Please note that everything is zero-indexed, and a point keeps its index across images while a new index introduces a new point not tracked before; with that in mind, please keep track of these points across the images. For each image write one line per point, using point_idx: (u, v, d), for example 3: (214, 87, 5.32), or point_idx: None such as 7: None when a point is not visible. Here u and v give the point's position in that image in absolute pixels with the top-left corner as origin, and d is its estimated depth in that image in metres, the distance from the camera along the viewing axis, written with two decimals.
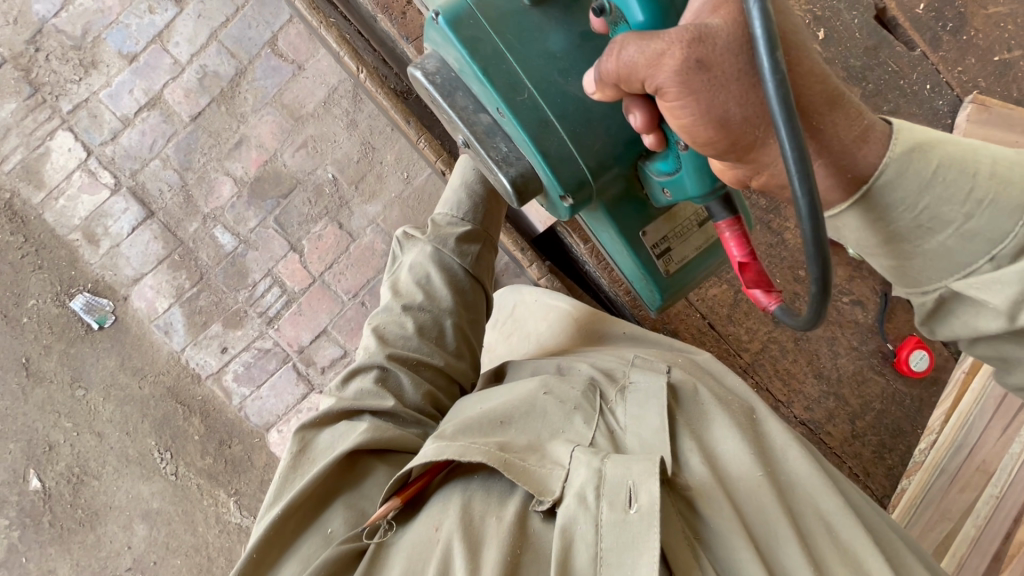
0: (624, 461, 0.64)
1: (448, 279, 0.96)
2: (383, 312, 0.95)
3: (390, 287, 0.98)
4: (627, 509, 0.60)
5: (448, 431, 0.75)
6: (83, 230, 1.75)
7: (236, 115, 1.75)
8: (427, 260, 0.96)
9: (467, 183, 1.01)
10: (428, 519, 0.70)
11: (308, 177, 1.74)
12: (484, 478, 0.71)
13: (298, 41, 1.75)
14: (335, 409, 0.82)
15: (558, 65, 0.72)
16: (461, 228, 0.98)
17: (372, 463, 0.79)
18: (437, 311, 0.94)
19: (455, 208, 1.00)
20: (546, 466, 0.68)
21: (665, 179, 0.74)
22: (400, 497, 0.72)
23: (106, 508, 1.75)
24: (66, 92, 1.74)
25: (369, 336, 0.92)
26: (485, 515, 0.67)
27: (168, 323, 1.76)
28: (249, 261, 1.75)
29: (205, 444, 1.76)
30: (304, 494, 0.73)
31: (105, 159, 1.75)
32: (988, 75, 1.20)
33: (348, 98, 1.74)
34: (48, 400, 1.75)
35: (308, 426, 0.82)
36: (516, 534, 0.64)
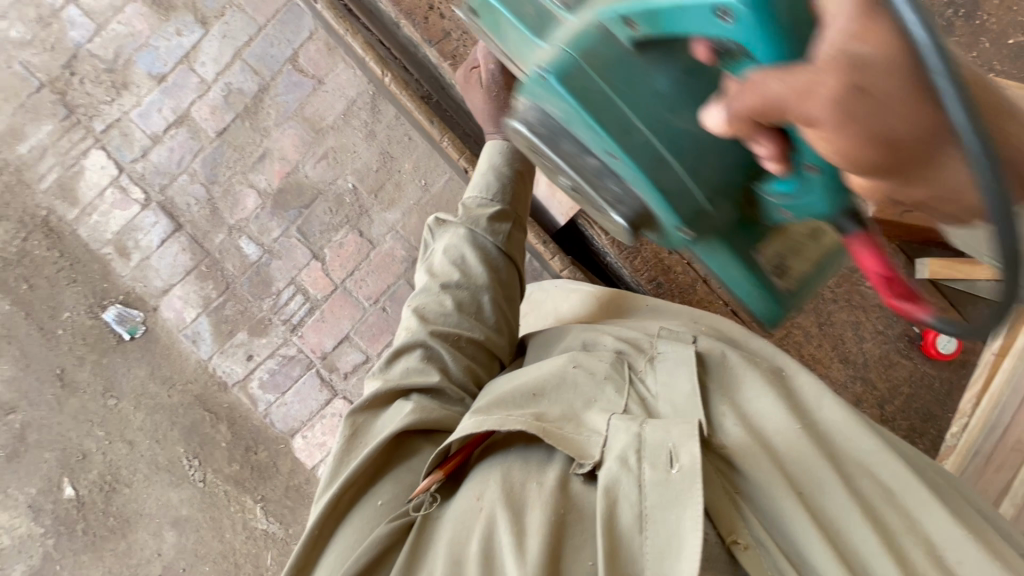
0: (662, 424, 0.66)
1: (483, 256, 0.96)
2: (421, 293, 0.95)
3: (425, 270, 0.97)
4: (669, 469, 0.62)
5: (483, 405, 0.76)
6: (115, 243, 1.82)
7: (260, 129, 1.81)
8: (462, 242, 0.96)
9: (496, 167, 1.02)
10: (471, 491, 0.71)
11: (329, 186, 1.79)
12: (521, 447, 0.72)
13: (317, 56, 1.81)
14: (382, 391, 0.84)
15: (668, 104, 0.57)
16: (491, 208, 0.98)
17: (421, 442, 0.82)
18: (474, 288, 0.94)
19: (484, 190, 1.00)
20: (583, 434, 0.70)
21: (786, 202, 0.56)
22: (442, 470, 0.74)
23: (137, 515, 1.79)
24: (99, 113, 1.82)
25: (410, 317, 0.93)
26: (525, 481, 0.68)
27: (196, 332, 1.80)
28: (273, 270, 1.80)
29: (232, 450, 1.79)
30: (359, 473, 0.76)
31: (135, 175, 1.82)
32: (1003, 58, 1.20)
33: (366, 110, 1.79)
34: (82, 410, 1.80)
35: (359, 409, 0.85)
36: (560, 499, 0.66)
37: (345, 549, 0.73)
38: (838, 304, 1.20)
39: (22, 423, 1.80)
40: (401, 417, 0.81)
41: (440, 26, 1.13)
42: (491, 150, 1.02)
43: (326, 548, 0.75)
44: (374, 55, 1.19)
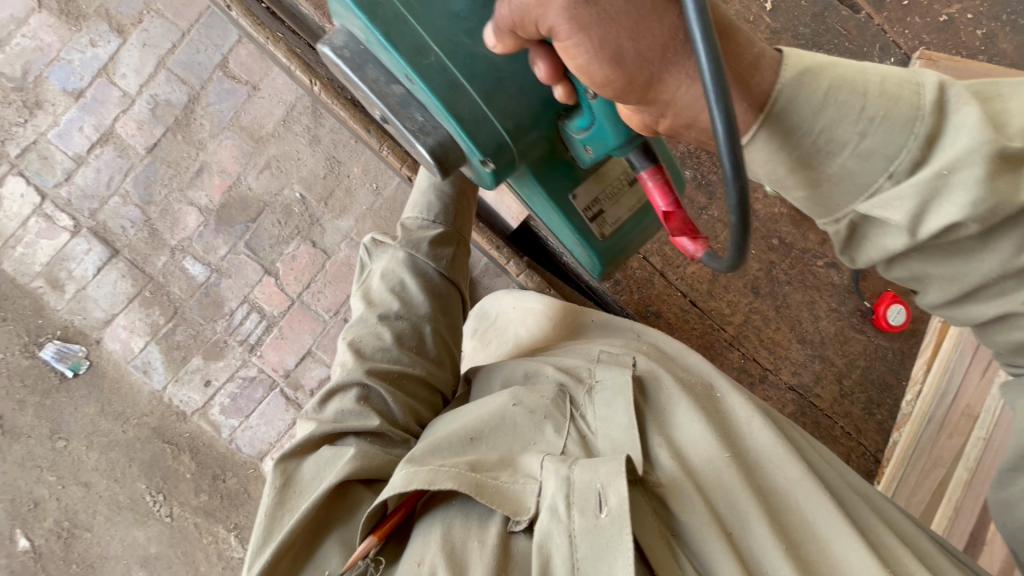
0: (587, 468, 0.65)
1: (422, 283, 1.00)
2: (358, 327, 0.96)
3: (363, 298, 0.99)
4: (598, 514, 0.61)
5: (417, 454, 0.74)
6: (46, 276, 1.70)
7: (194, 142, 1.70)
8: (400, 266, 0.99)
9: (434, 187, 1.03)
10: (412, 555, 0.68)
11: (275, 198, 1.71)
12: (460, 503, 0.71)
13: (249, 60, 1.71)
14: (320, 433, 0.82)
15: (464, 26, 0.68)
16: (431, 231, 1.01)
17: (362, 492, 0.78)
18: (413, 318, 0.97)
19: (423, 211, 1.04)
20: (517, 483, 0.68)
21: (585, 134, 0.72)
22: (377, 535, 0.72)
23: (102, 559, 1.70)
24: (13, 136, 1.68)
25: (346, 350, 0.94)
26: (466, 540, 0.67)
27: (146, 362, 1.71)
28: (224, 289, 1.71)
29: (198, 481, 1.72)
30: (294, 535, 0.72)
31: (60, 201, 1.69)
32: (932, 32, 1.22)
33: (307, 115, 1.71)
34: (28, 456, 1.69)
35: (289, 457, 0.81)
36: (495, 554, 0.64)
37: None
38: (793, 286, 1.23)
39: None
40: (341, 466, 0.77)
41: None
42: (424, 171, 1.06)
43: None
44: (299, 62, 1.14)
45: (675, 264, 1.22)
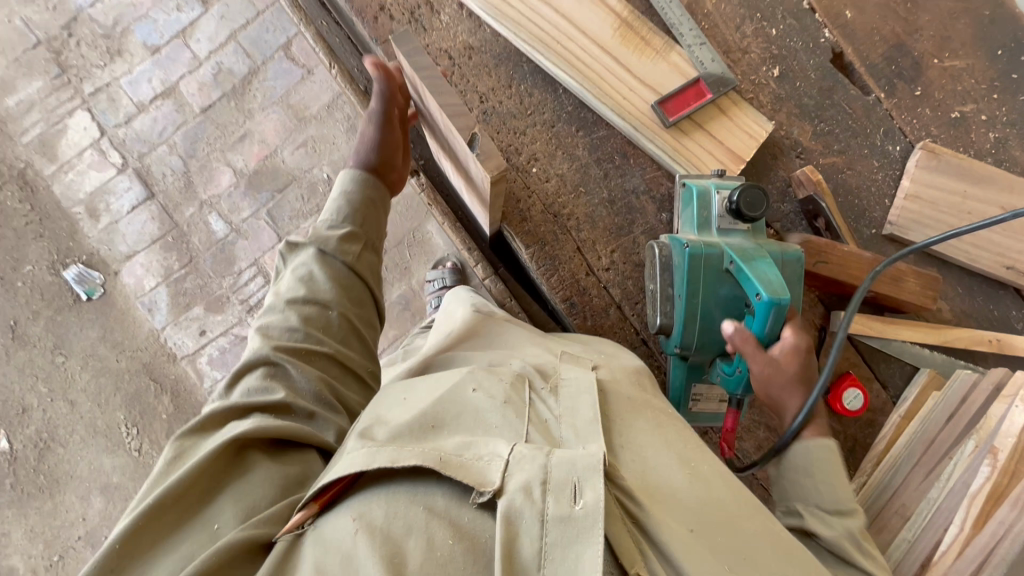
0: (571, 457, 0.63)
1: (330, 274, 0.96)
2: (268, 316, 0.95)
3: (275, 291, 0.98)
4: (573, 505, 0.59)
5: (374, 434, 0.70)
6: (87, 204, 1.84)
7: (244, 110, 1.84)
8: (312, 259, 0.96)
9: (350, 193, 1.01)
10: (348, 511, 0.64)
11: (303, 174, 1.81)
12: (410, 477, 0.66)
13: (311, 47, 1.84)
14: (221, 409, 0.84)
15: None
16: (339, 230, 0.98)
17: (258, 458, 0.81)
18: (323, 304, 0.94)
19: (336, 213, 1.00)
20: (485, 459, 0.64)
21: None
22: (318, 503, 0.67)
23: (68, 477, 1.79)
24: (91, 76, 1.85)
25: (255, 337, 0.93)
26: (410, 512, 0.62)
27: (152, 301, 1.81)
28: (238, 249, 1.81)
29: (171, 424, 1.79)
30: (176, 494, 0.75)
31: (116, 140, 1.85)
32: (943, 126, 1.20)
33: (351, 105, 1.82)
34: (29, 363, 1.81)
35: (187, 434, 0.83)
36: (449, 525, 0.61)
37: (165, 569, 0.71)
38: None
39: None
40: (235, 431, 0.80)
41: (388, 28, 1.23)
42: (343, 177, 1.02)
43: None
44: None
45: (635, 299, 1.19)
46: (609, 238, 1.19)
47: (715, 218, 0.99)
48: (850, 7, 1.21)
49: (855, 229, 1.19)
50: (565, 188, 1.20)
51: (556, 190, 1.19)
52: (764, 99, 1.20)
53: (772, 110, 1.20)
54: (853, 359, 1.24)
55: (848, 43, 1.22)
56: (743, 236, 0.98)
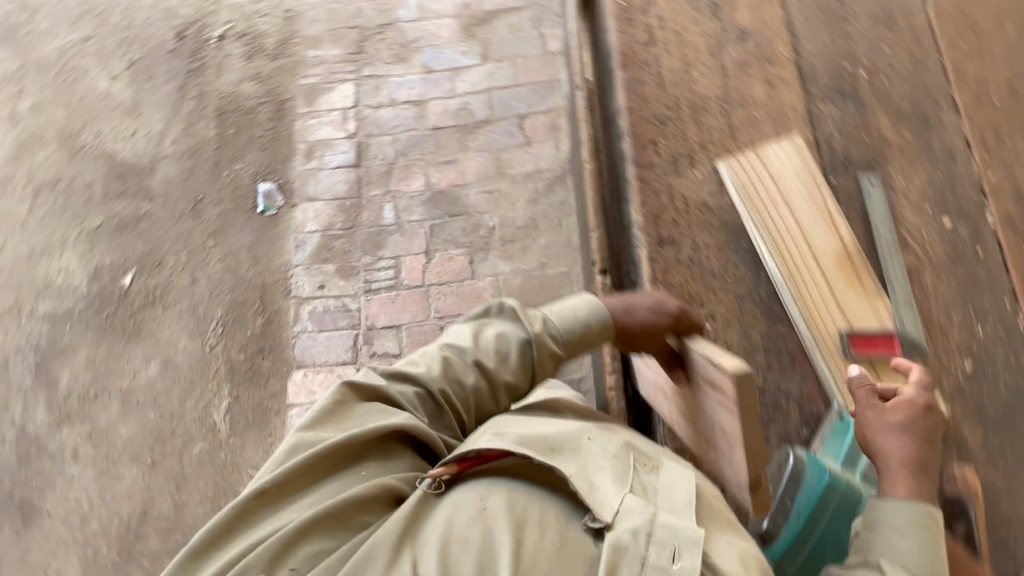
0: (676, 527, 0.68)
1: (518, 368, 0.93)
2: (457, 344, 0.92)
3: (472, 330, 0.94)
4: (671, 563, 0.65)
5: (510, 433, 0.79)
6: (309, 146, 2.17)
7: (463, 145, 2.13)
8: (516, 341, 0.93)
9: (585, 324, 0.97)
10: (477, 488, 0.72)
11: (476, 214, 2.03)
12: (530, 481, 0.74)
13: (541, 127, 2.13)
14: (380, 389, 0.85)
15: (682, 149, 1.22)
16: (553, 345, 0.94)
17: (402, 449, 0.82)
18: (495, 385, 0.92)
19: (561, 317, 0.97)
20: (600, 493, 0.71)
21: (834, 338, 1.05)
22: (457, 465, 0.76)
23: (148, 334, 1.99)
24: (373, 65, 2.26)
25: (436, 358, 0.91)
26: (529, 510, 0.70)
27: (303, 241, 2.05)
28: (391, 240, 2.03)
29: (250, 342, 1.96)
30: (335, 448, 0.77)
31: (360, 115, 2.19)
32: None
33: (544, 184, 2.05)
34: (188, 233, 2.09)
35: (350, 387, 0.84)
36: (562, 530, 0.68)
37: (305, 505, 0.73)
38: None
39: (145, 211, 2.12)
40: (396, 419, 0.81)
41: None
42: (583, 300, 0.99)
43: (268, 508, 0.73)
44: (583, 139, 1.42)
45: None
46: None
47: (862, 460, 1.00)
48: None
49: None
50: None
51: None
52: None
53: None
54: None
55: None
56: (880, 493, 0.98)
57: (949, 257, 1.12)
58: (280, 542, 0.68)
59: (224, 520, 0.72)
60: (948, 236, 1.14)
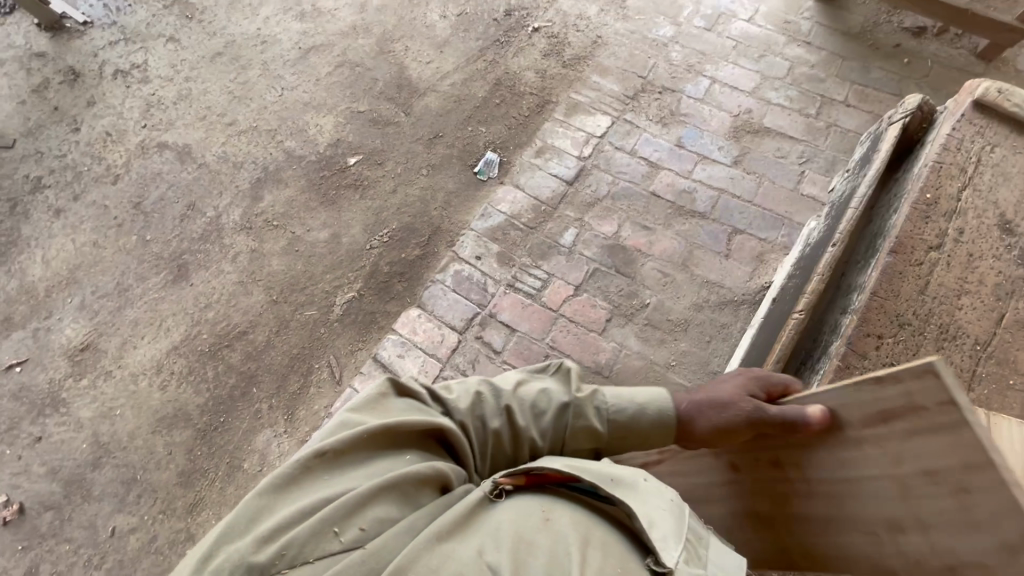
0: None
1: (554, 429, 0.96)
2: (496, 385, 0.96)
3: (516, 379, 0.99)
4: None
5: (576, 462, 0.83)
6: (544, 146, 2.34)
7: (668, 221, 2.15)
8: (555, 407, 0.96)
9: (642, 413, 1.00)
10: (539, 503, 0.76)
11: (639, 284, 2.04)
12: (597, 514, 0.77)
13: (748, 250, 2.07)
14: (413, 392, 0.89)
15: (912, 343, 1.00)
16: (602, 423, 0.98)
17: (439, 450, 0.85)
18: (523, 441, 0.94)
19: (617, 404, 1.00)
20: (664, 540, 0.73)
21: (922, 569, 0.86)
22: (523, 478, 0.79)
23: (337, 208, 2.29)
24: (637, 115, 2.38)
25: (469, 391, 0.94)
26: (596, 538, 0.72)
27: (489, 214, 2.22)
28: (556, 258, 2.11)
29: (398, 262, 2.17)
30: (388, 432, 0.80)
31: (599, 146, 2.32)
32: None
33: (718, 299, 1.99)
34: (414, 155, 2.38)
35: (389, 386, 0.88)
36: (624, 561, 0.70)
37: (352, 479, 0.74)
38: None
39: (398, 120, 2.46)
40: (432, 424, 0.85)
41: None
42: (655, 397, 1.02)
43: (316, 481, 0.74)
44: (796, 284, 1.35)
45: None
46: None
47: None
48: None
49: None
50: None
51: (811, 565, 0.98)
52: None
53: None
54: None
55: None
56: None
57: None
58: (347, 505, 0.70)
59: (278, 484, 0.72)
60: None
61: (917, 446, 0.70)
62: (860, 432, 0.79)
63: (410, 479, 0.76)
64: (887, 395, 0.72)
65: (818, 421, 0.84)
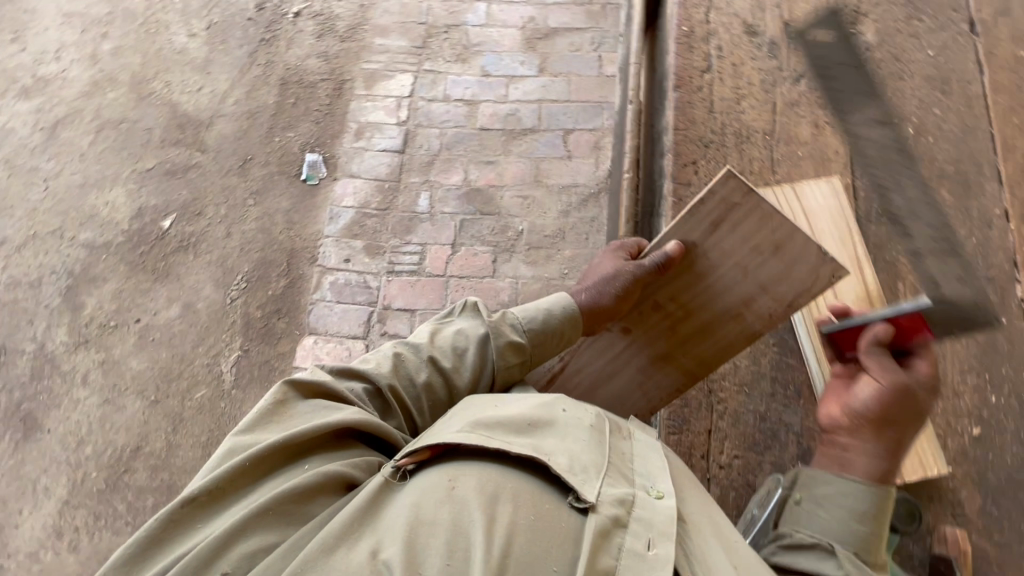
0: (647, 516, 0.66)
1: (477, 364, 0.91)
2: (413, 341, 0.91)
3: (430, 329, 0.93)
4: (647, 547, 0.63)
5: (483, 418, 0.71)
6: (360, 126, 2.25)
7: (506, 148, 2.18)
8: (474, 340, 0.92)
9: (549, 315, 0.98)
10: (442, 473, 0.66)
11: (507, 216, 2.08)
12: (505, 466, 0.67)
13: (584, 144, 2.18)
14: (322, 384, 0.80)
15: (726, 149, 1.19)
16: (517, 336, 0.95)
17: (351, 442, 0.77)
18: (451, 385, 0.90)
19: (527, 316, 0.98)
20: (581, 475, 0.67)
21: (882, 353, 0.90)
22: (424, 453, 0.68)
23: (175, 277, 2.06)
24: (434, 61, 2.34)
25: (386, 355, 0.88)
26: (512, 493, 0.63)
27: (338, 214, 2.11)
28: (421, 227, 2.08)
29: (269, 301, 2.02)
30: (281, 447, 0.72)
31: (413, 105, 2.27)
32: None
33: (579, 198, 2.09)
34: (231, 188, 2.17)
35: (288, 386, 0.79)
36: (539, 506, 0.63)
37: (246, 503, 0.68)
38: None
39: (195, 162, 2.21)
40: (337, 418, 0.76)
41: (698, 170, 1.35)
42: (559, 300, 1.00)
43: (207, 517, 0.67)
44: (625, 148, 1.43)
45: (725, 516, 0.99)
46: (741, 444, 1.04)
47: None
48: None
49: None
50: None
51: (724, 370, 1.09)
52: None
53: None
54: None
55: None
56: None
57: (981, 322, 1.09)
58: (197, 558, 0.61)
59: (140, 548, 0.64)
60: None
61: (745, 224, 0.92)
62: (706, 242, 0.96)
63: (297, 495, 0.68)
64: (708, 207, 0.93)
65: (676, 252, 0.96)
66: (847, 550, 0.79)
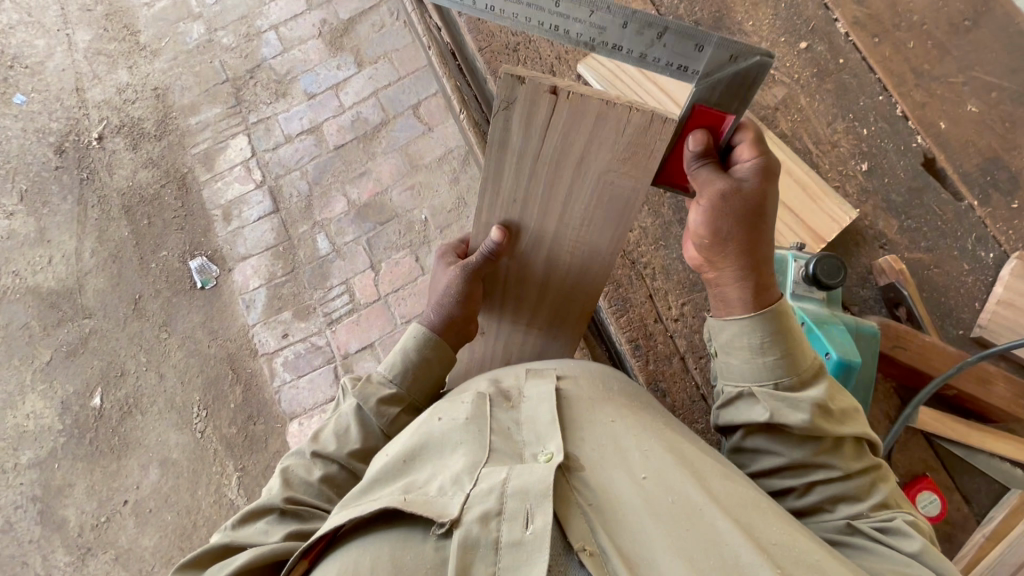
0: (523, 485, 0.67)
1: (363, 432, 0.98)
2: (295, 455, 0.98)
3: (312, 434, 1.00)
4: (523, 529, 0.63)
5: (353, 496, 0.75)
6: (225, 209, 2.14)
7: (369, 152, 2.12)
8: (352, 414, 0.99)
9: (407, 352, 1.04)
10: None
11: (405, 213, 2.04)
12: (375, 533, 0.69)
13: (435, 109, 2.14)
14: (222, 544, 0.87)
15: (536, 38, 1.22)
16: (385, 390, 1.00)
17: None
18: (351, 467, 0.96)
19: (389, 370, 1.03)
20: (448, 493, 0.69)
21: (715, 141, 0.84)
22: (306, 561, 0.71)
23: (136, 443, 1.97)
24: (257, 110, 2.23)
25: (274, 482, 0.94)
26: (382, 557, 0.65)
27: (252, 299, 2.04)
28: (334, 267, 2.03)
29: (236, 414, 1.96)
30: None
31: (262, 161, 2.18)
32: None
33: (458, 160, 2.08)
34: (139, 333, 2.06)
35: (193, 562, 0.86)
36: (402, 563, 0.64)
37: None
38: None
39: (90, 329, 2.08)
40: (234, 564, 0.80)
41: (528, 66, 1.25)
42: (410, 334, 1.06)
43: None
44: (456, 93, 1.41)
45: (699, 353, 1.13)
46: (681, 291, 1.16)
47: (790, 284, 1.02)
48: (945, 118, 1.11)
49: (939, 327, 1.06)
50: (643, 239, 1.19)
51: (637, 239, 1.18)
52: (850, 189, 1.11)
53: (858, 200, 1.11)
54: (930, 460, 1.07)
55: (941, 149, 1.11)
56: (818, 304, 1.01)
57: (815, 76, 1.16)
58: None
59: None
60: (806, 56, 1.17)
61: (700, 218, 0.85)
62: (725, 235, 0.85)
63: None
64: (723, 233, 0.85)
65: (500, 238, 1.03)
66: (769, 386, 0.85)
